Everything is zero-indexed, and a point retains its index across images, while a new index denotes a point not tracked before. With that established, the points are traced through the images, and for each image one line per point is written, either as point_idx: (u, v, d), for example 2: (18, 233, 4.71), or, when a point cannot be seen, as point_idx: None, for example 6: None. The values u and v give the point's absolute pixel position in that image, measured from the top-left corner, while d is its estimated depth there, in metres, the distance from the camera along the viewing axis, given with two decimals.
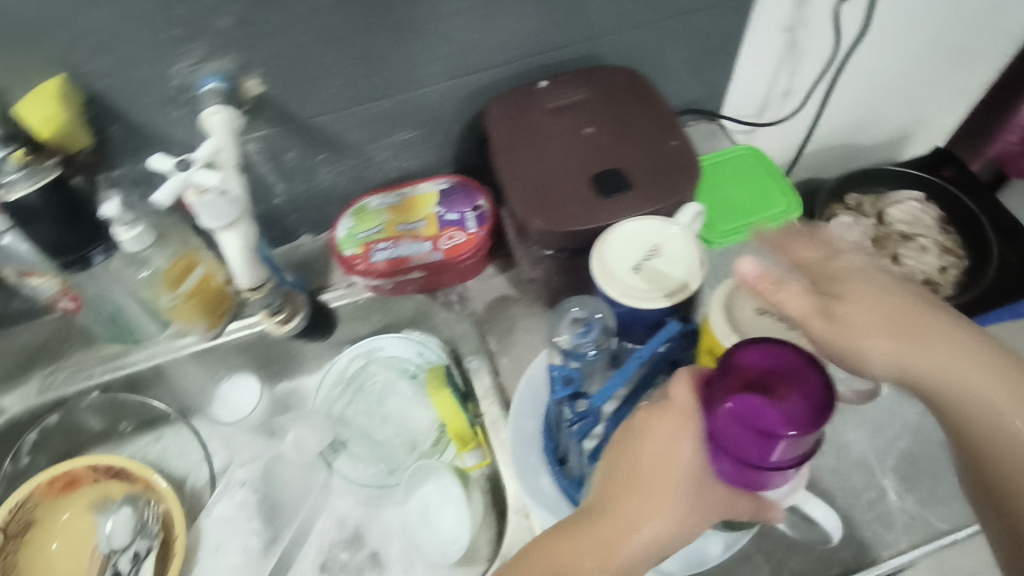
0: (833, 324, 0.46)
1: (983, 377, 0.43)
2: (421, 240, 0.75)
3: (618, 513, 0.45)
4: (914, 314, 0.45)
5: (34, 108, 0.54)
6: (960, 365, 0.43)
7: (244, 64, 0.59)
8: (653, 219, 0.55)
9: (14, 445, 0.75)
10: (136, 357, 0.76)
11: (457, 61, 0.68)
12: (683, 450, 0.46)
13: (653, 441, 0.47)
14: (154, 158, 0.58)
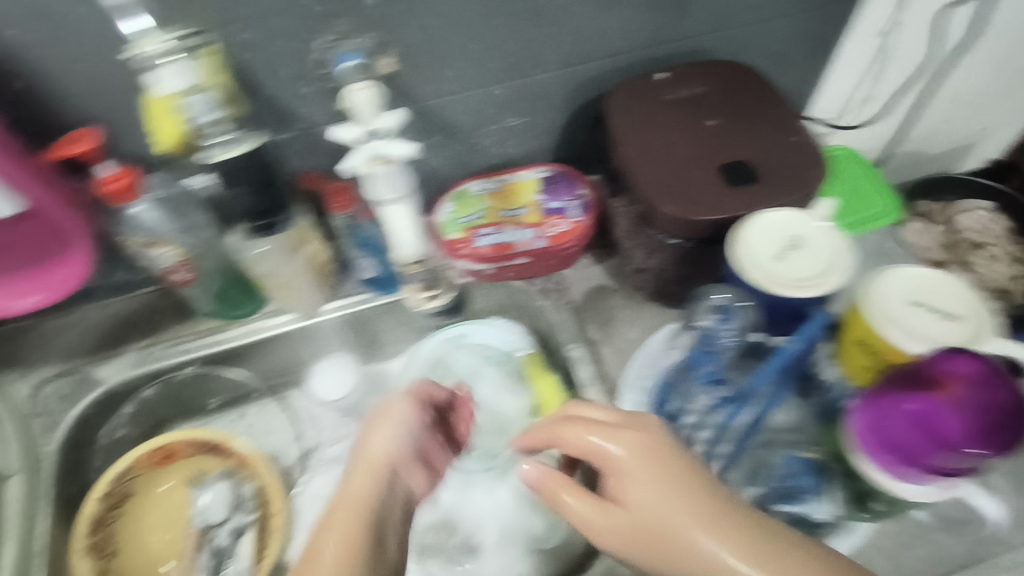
0: (608, 514, 0.48)
1: (730, 542, 0.43)
2: (525, 228, 0.75)
3: (361, 475, 0.53)
4: (663, 474, 0.47)
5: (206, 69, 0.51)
6: (688, 523, 0.45)
7: (380, 44, 0.59)
8: (791, 210, 0.57)
9: (110, 418, 0.74)
10: (233, 332, 0.75)
11: (578, 48, 0.66)
12: (387, 431, 0.56)
13: (374, 438, 0.56)
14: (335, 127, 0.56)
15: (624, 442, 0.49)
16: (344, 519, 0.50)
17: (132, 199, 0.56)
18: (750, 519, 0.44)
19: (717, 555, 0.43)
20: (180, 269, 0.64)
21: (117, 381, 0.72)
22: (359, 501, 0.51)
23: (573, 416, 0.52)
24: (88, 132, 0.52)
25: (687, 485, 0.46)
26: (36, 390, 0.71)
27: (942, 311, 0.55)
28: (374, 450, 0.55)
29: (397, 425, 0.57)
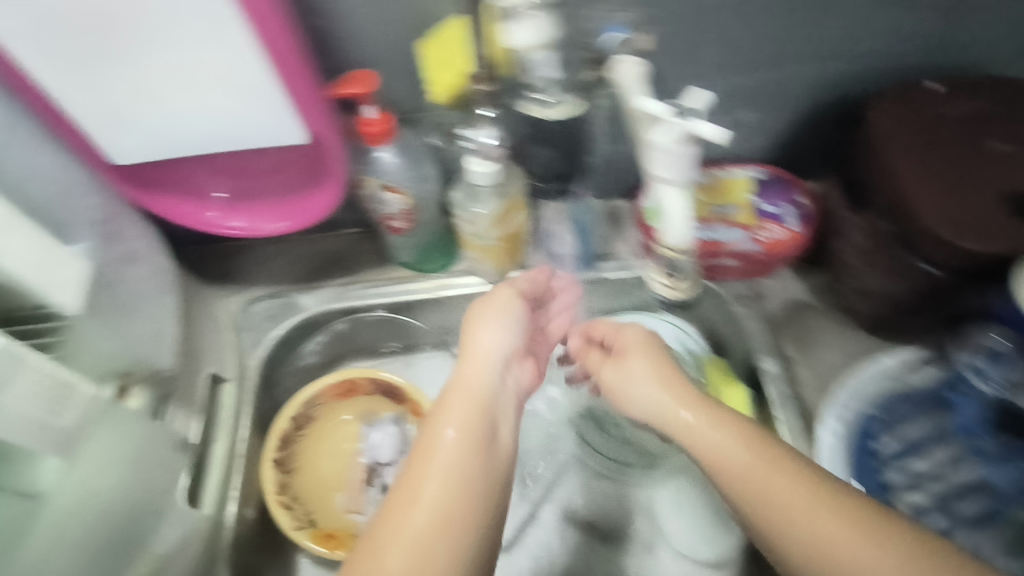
0: (723, 443, 0.51)
1: (698, 415, 0.53)
2: (736, 227, 0.71)
3: (458, 390, 0.54)
4: (656, 368, 0.59)
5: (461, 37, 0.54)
6: (714, 437, 0.52)
7: (649, 19, 0.57)
8: None
9: (302, 344, 0.79)
10: (422, 285, 0.77)
11: (845, 45, 0.62)
12: (483, 326, 0.58)
13: (475, 339, 0.57)
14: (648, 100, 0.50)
15: (644, 364, 0.59)
16: (458, 400, 0.53)
17: (384, 143, 0.59)
18: (742, 421, 0.52)
19: (692, 424, 0.53)
20: (402, 216, 0.65)
21: (318, 311, 0.77)
22: (474, 383, 0.54)
23: (609, 326, 0.66)
24: (367, 75, 0.54)
25: (672, 373, 0.58)
26: (247, 305, 0.76)
27: None
28: (470, 320, 0.59)
29: (500, 314, 0.59)
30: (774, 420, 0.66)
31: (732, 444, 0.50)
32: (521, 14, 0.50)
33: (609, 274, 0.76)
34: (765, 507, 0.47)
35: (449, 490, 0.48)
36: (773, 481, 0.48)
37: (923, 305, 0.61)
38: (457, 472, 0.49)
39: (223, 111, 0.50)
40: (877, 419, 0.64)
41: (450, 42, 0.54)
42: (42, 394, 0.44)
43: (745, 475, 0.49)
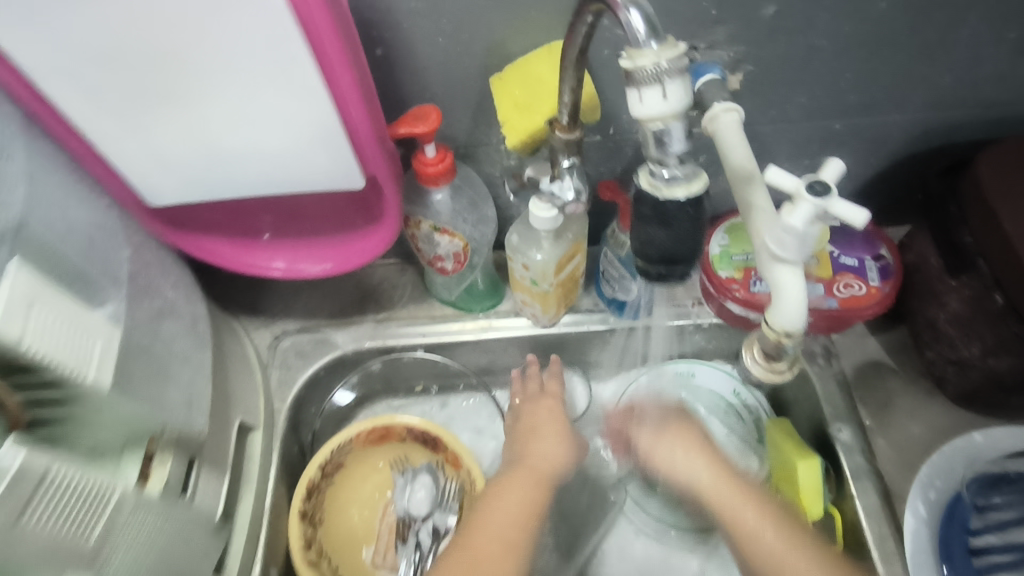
0: (746, 522, 0.53)
1: (716, 485, 0.57)
2: (812, 281, 0.64)
3: (522, 478, 0.58)
4: (691, 443, 0.60)
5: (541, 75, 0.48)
6: (744, 517, 0.54)
7: (742, 58, 0.51)
8: None
9: (333, 383, 0.74)
10: (464, 326, 0.72)
11: (950, 93, 0.56)
12: (538, 419, 0.66)
13: (532, 427, 0.65)
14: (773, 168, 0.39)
15: (687, 441, 0.60)
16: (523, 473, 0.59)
17: (441, 183, 0.53)
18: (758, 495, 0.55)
19: (712, 488, 0.57)
20: (453, 259, 0.60)
21: (350, 350, 0.72)
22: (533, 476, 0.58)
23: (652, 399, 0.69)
24: (431, 110, 0.49)
25: (703, 445, 0.59)
26: (275, 341, 0.71)
27: None
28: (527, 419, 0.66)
29: (552, 430, 0.64)
30: (850, 496, 0.61)
31: (749, 517, 0.54)
32: (658, 80, 0.31)
33: (669, 322, 0.71)
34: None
35: (503, 549, 0.53)
36: (778, 546, 0.52)
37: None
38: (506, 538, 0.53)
39: (283, 158, 0.45)
40: (971, 504, 0.58)
41: (529, 79, 0.48)
42: (42, 498, 0.37)
43: (763, 550, 0.52)
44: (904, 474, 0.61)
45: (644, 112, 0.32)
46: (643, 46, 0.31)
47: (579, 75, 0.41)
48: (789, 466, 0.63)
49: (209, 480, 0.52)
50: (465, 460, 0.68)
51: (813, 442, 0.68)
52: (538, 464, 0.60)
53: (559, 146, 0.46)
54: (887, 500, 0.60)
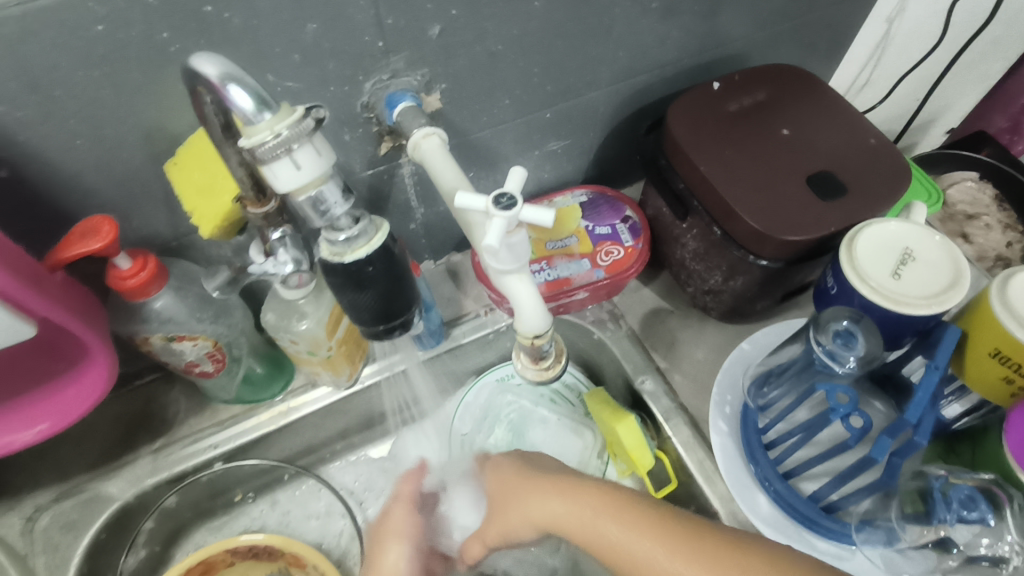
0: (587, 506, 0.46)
1: (570, 509, 0.47)
2: (578, 258, 0.68)
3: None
4: (524, 480, 0.52)
5: (194, 170, 0.42)
6: (606, 528, 0.44)
7: (432, 78, 0.51)
8: (912, 224, 0.55)
9: (129, 536, 0.63)
10: (261, 418, 0.65)
11: (627, 64, 0.61)
12: (391, 549, 0.54)
13: (381, 559, 0.53)
14: (459, 194, 0.37)
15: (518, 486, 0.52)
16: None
17: (153, 290, 0.47)
18: (595, 485, 0.47)
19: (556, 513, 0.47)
20: (211, 360, 0.54)
21: (135, 493, 0.61)
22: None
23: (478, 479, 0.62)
24: (101, 221, 0.42)
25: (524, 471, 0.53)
26: (31, 520, 0.59)
27: (921, 260, 0.53)
28: (381, 534, 0.55)
29: (400, 536, 0.55)
30: (668, 437, 0.66)
31: (605, 524, 0.44)
32: (285, 150, 0.32)
33: (466, 338, 0.70)
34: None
35: None
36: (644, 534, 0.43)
37: (763, 290, 0.63)
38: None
39: None
40: (755, 408, 0.64)
41: (205, 160, 0.41)
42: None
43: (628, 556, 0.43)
44: (702, 398, 0.68)
45: (287, 184, 0.33)
46: (256, 120, 0.31)
47: (241, 148, 0.37)
48: (612, 432, 0.67)
49: None
50: (308, 557, 0.63)
51: (628, 399, 0.72)
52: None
53: (259, 222, 0.42)
54: (697, 427, 0.66)
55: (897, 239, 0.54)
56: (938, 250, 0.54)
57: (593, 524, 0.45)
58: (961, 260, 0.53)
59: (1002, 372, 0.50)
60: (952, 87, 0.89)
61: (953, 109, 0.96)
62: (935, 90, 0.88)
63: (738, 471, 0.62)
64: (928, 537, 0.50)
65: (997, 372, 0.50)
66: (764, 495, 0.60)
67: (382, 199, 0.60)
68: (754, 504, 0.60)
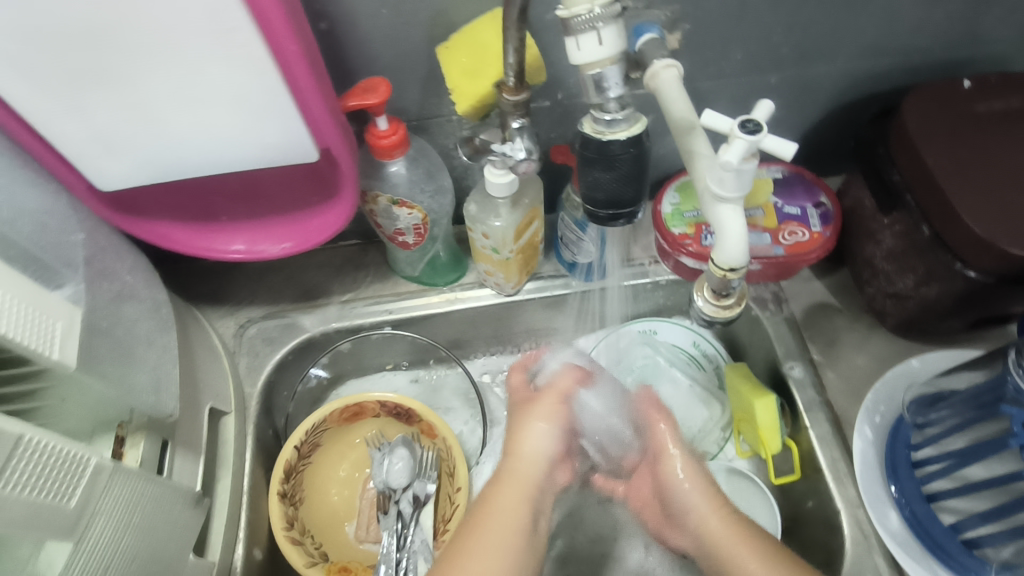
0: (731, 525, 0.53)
1: (723, 530, 0.53)
2: (759, 231, 0.67)
3: (515, 473, 0.55)
4: (690, 472, 0.58)
5: (467, 51, 0.48)
6: (741, 557, 0.51)
7: (679, 16, 0.54)
8: None
9: (306, 366, 0.74)
10: (431, 299, 0.73)
11: (873, 42, 0.59)
12: (537, 429, 0.58)
13: (523, 438, 0.57)
14: (707, 113, 0.41)
15: (684, 467, 0.59)
16: (513, 483, 0.54)
17: (396, 155, 0.54)
18: (750, 526, 0.53)
19: (708, 526, 0.54)
20: (414, 232, 0.61)
21: (321, 331, 0.72)
22: (521, 480, 0.55)
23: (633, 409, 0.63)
24: (380, 83, 0.50)
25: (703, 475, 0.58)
26: (241, 329, 0.71)
27: None
28: (523, 419, 0.59)
29: (551, 421, 0.58)
30: (804, 428, 0.65)
31: (742, 549, 0.51)
32: (592, 27, 0.34)
33: (626, 281, 0.73)
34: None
35: (512, 528, 0.51)
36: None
37: (959, 307, 0.59)
38: (501, 538, 0.50)
39: (224, 135, 0.44)
40: (911, 425, 0.61)
41: (475, 46, 0.48)
42: (29, 473, 0.35)
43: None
44: (852, 402, 0.65)
45: (584, 58, 0.35)
46: None
47: (523, 33, 0.42)
48: (748, 406, 0.66)
49: (184, 463, 0.53)
50: (440, 429, 0.70)
51: (769, 382, 0.71)
52: (531, 464, 0.56)
53: (508, 108, 0.47)
54: (839, 427, 0.64)
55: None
56: None
57: (731, 549, 0.52)
58: None
59: None
60: None
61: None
62: None
63: (873, 476, 0.60)
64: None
65: None
66: (897, 511, 0.58)
67: None
68: (884, 518, 0.58)
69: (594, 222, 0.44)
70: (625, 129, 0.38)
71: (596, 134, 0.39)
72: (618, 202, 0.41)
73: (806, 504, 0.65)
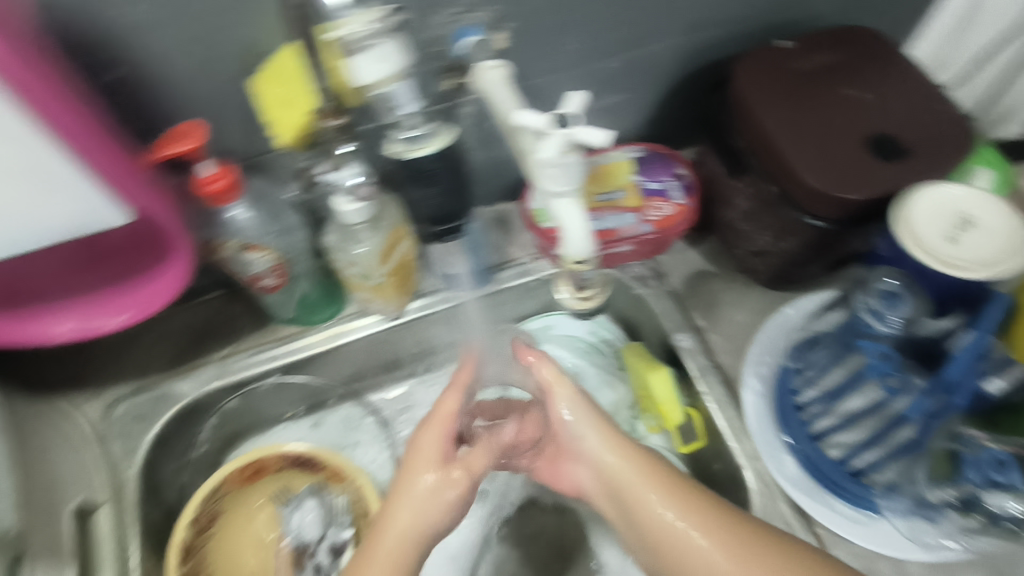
0: (636, 463, 0.53)
1: (625, 466, 0.54)
2: (625, 212, 0.69)
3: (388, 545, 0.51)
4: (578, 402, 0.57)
5: (276, 83, 0.46)
6: (649, 496, 0.51)
7: (502, 16, 0.53)
8: (964, 187, 0.53)
9: (191, 434, 0.68)
10: (314, 338, 0.69)
11: (694, 16, 0.61)
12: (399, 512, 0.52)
13: (397, 510, 0.52)
14: (522, 111, 0.40)
15: (570, 399, 0.57)
16: (385, 560, 0.51)
17: (231, 199, 0.51)
18: (650, 458, 0.54)
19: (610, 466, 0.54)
20: (273, 274, 0.58)
21: (201, 394, 0.66)
22: (392, 551, 0.51)
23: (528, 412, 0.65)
24: (194, 126, 0.46)
25: (599, 418, 0.56)
26: (107, 412, 0.65)
27: (973, 223, 0.52)
28: (418, 453, 0.54)
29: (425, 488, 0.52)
30: (700, 395, 0.66)
31: (653, 493, 0.51)
32: (374, 43, 0.36)
33: (511, 283, 0.72)
34: (679, 555, 0.48)
35: None
36: (692, 529, 0.48)
37: (812, 254, 0.62)
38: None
39: (7, 212, 0.39)
40: (793, 371, 0.65)
41: (287, 74, 0.45)
42: None
43: (658, 519, 0.50)
44: (738, 360, 0.68)
45: (367, 79, 0.36)
46: (340, 16, 0.35)
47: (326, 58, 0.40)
48: (646, 384, 0.68)
49: None
50: (347, 470, 0.67)
51: (663, 355, 0.73)
52: (410, 540, 0.51)
53: (332, 134, 0.47)
54: (731, 386, 0.66)
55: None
56: (991, 211, 0.53)
57: (639, 483, 0.52)
58: (1019, 224, 0.52)
59: None
60: None
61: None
62: None
63: (769, 427, 0.63)
64: (953, 496, 0.52)
65: None
66: (794, 457, 0.61)
67: None
68: (780, 463, 0.61)
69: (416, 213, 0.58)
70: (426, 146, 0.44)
71: (400, 154, 0.44)
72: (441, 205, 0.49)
73: (715, 466, 0.66)
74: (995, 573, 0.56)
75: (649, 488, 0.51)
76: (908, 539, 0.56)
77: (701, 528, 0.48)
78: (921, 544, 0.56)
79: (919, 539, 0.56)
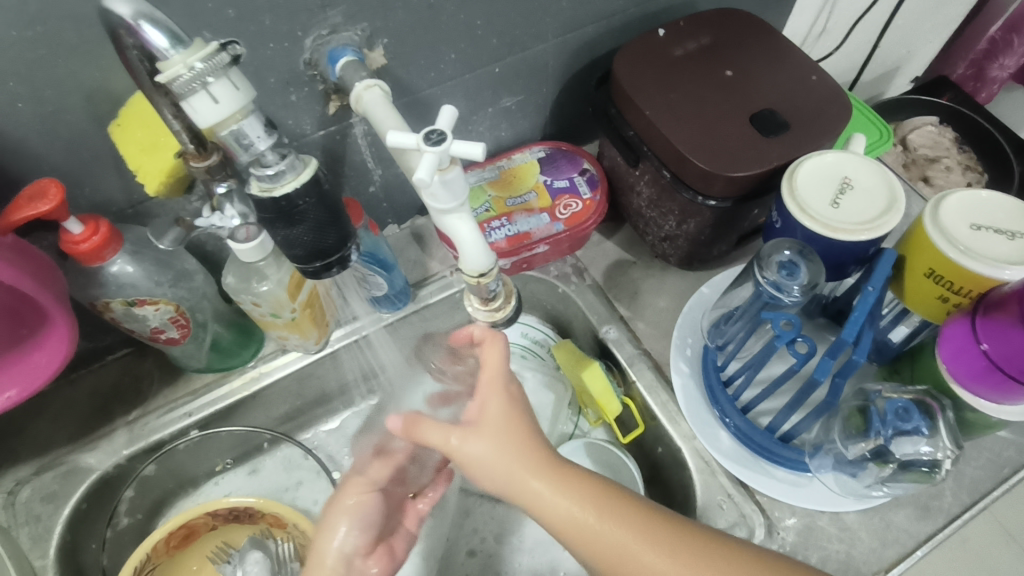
0: (565, 480, 0.45)
1: (556, 495, 0.44)
2: (536, 213, 0.69)
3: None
4: (501, 438, 0.45)
5: (131, 130, 0.44)
6: (583, 515, 0.44)
7: (372, 33, 0.52)
8: (842, 153, 0.56)
9: (109, 505, 0.64)
10: (235, 384, 0.66)
11: (571, 14, 0.61)
12: (337, 527, 0.49)
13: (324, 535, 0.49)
14: (394, 134, 0.39)
15: (483, 435, 0.45)
16: None
17: (108, 255, 0.48)
18: (588, 477, 0.46)
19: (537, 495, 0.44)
20: (174, 326, 0.55)
21: (113, 462, 0.62)
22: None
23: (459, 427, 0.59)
24: (49, 184, 0.43)
25: (521, 439, 0.46)
26: (9, 499, 0.60)
27: (852, 186, 0.54)
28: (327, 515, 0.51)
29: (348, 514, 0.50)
30: (633, 383, 0.67)
31: (590, 517, 0.44)
32: (200, 84, 0.35)
33: (432, 299, 0.71)
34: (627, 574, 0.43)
35: None
36: (632, 540, 0.43)
37: (716, 232, 0.64)
38: None
39: None
40: (714, 348, 0.65)
41: (142, 119, 0.44)
42: None
43: (603, 542, 0.44)
44: (664, 344, 0.69)
45: (208, 118, 0.36)
46: (170, 57, 0.35)
47: (173, 99, 0.39)
48: (579, 381, 0.68)
49: None
50: (287, 516, 0.64)
51: (594, 349, 0.73)
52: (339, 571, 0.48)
53: (203, 176, 0.44)
54: (661, 371, 0.67)
55: (961, 214, 0.52)
56: (869, 172, 0.55)
57: (568, 507, 0.44)
58: (894, 180, 0.54)
59: (930, 289, 0.53)
60: (894, 34, 0.91)
61: (916, 57, 1.00)
62: (884, 33, 0.89)
63: (698, 405, 0.64)
64: (867, 449, 0.53)
65: (927, 288, 0.54)
66: (727, 432, 0.62)
67: (337, 160, 0.61)
68: (715, 439, 0.62)
69: (303, 276, 0.46)
70: (291, 180, 0.39)
71: (262, 192, 0.39)
72: (322, 249, 0.42)
73: (657, 451, 0.67)
74: (921, 510, 0.59)
75: (583, 509, 0.44)
76: (841, 492, 0.58)
77: (648, 541, 0.43)
78: (852, 496, 0.58)
79: (852, 492, 0.58)
